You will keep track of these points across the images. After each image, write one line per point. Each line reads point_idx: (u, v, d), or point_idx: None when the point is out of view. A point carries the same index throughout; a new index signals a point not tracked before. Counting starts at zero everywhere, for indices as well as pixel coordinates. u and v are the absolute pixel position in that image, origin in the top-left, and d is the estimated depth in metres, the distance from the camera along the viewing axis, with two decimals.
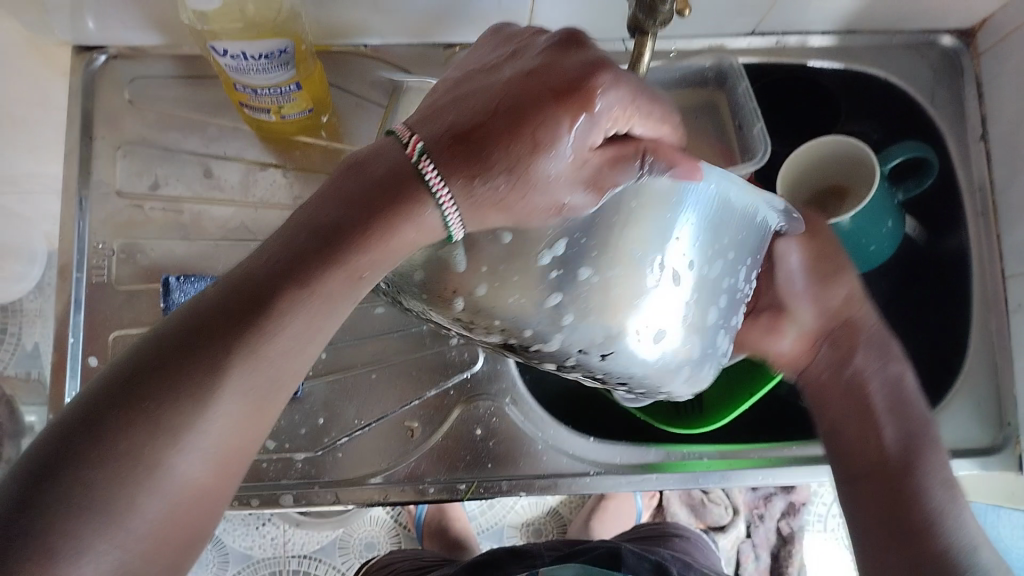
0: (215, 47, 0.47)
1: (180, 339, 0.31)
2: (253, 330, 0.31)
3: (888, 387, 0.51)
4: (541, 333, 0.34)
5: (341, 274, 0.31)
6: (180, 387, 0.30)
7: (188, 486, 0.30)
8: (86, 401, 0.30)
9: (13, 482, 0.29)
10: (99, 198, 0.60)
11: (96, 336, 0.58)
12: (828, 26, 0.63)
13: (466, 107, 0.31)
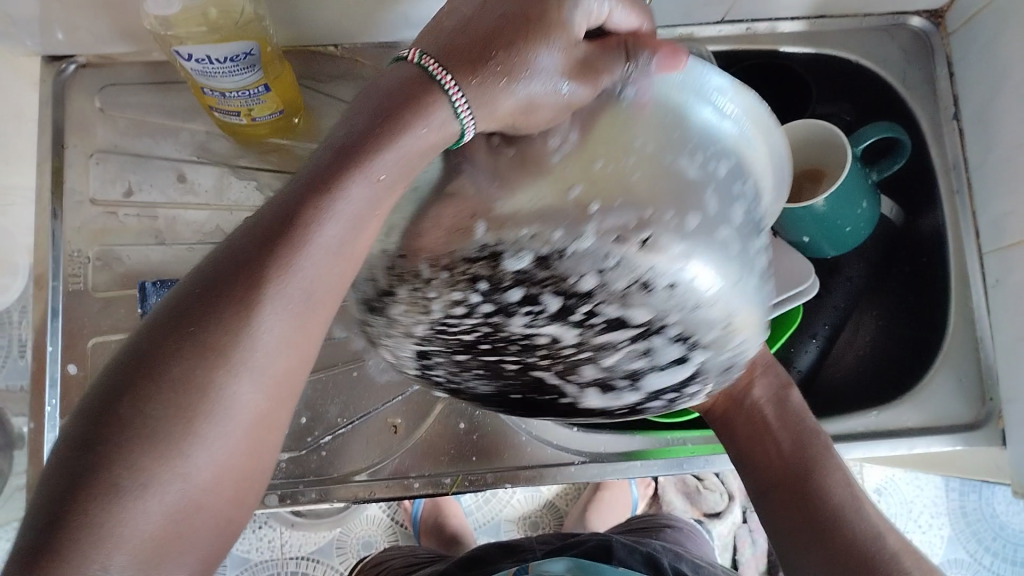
0: (180, 51, 0.47)
1: (217, 275, 0.30)
2: (292, 248, 0.29)
3: (781, 406, 0.50)
4: (573, 239, 0.32)
5: (365, 181, 0.30)
6: (219, 318, 0.29)
7: (247, 417, 0.29)
8: (131, 347, 0.29)
9: (77, 429, 0.28)
10: (73, 207, 0.60)
11: (75, 344, 0.58)
12: (797, 12, 0.63)
13: (456, 18, 0.32)
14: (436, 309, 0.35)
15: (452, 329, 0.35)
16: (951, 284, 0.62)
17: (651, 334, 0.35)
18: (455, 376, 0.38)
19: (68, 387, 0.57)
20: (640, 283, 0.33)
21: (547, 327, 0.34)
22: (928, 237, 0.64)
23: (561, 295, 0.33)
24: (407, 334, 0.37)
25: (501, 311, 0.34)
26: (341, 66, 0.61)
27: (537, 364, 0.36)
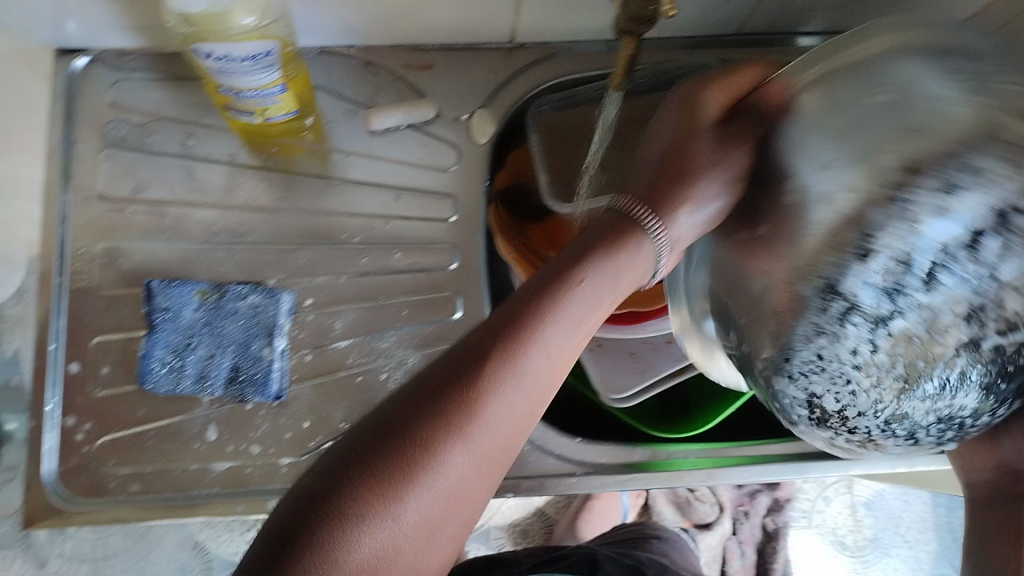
0: (199, 49, 0.46)
1: (468, 349, 0.35)
2: (529, 328, 0.36)
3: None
4: (843, 284, 0.37)
5: (584, 278, 0.38)
6: (475, 382, 0.34)
7: (485, 469, 0.34)
8: (394, 397, 0.35)
9: (329, 458, 0.33)
10: (79, 202, 0.59)
11: (77, 342, 0.57)
12: (815, 27, 0.63)
13: (644, 168, 0.44)
14: (836, 393, 0.39)
15: (860, 401, 0.38)
16: None
17: (1004, 297, 0.34)
18: (922, 436, 0.38)
19: (69, 385, 0.56)
20: (952, 224, 0.35)
21: (997, 264, 0.34)
22: None
23: (899, 283, 0.36)
24: (905, 445, 0.39)
25: (856, 349, 0.38)
26: (357, 67, 0.61)
27: (963, 330, 0.35)
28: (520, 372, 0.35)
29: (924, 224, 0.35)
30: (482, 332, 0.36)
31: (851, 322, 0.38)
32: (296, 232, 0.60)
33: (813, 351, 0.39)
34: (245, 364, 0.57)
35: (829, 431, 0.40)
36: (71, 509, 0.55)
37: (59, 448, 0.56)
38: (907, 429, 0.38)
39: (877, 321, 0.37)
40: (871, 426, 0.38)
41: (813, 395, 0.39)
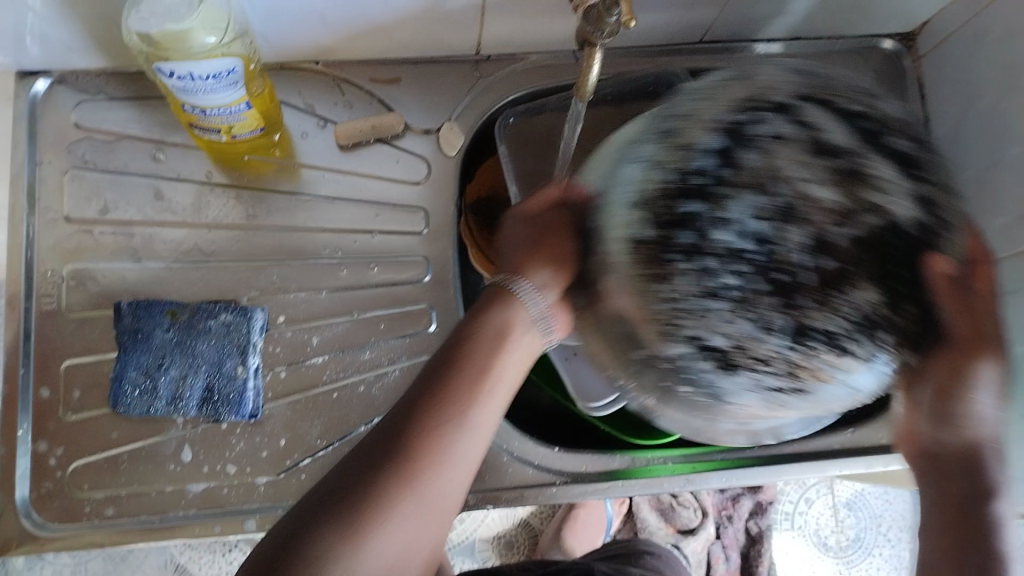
0: (161, 68, 0.46)
1: (413, 404, 0.42)
2: (466, 383, 0.43)
3: (987, 508, 0.45)
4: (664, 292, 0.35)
5: (503, 339, 0.45)
6: (400, 428, 0.40)
7: (433, 490, 0.39)
8: (353, 452, 0.40)
9: (301, 508, 0.38)
10: (45, 225, 0.58)
11: (47, 367, 0.57)
12: (775, 34, 0.64)
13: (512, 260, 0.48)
14: (717, 328, 0.34)
15: (745, 323, 0.33)
16: None
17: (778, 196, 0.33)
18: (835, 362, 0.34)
19: (39, 411, 0.56)
20: (715, 168, 0.34)
21: (778, 158, 0.34)
22: None
23: (699, 204, 0.34)
24: (837, 356, 0.34)
25: (718, 275, 0.33)
26: (323, 83, 0.61)
27: (792, 218, 0.32)
28: (440, 407, 0.41)
29: (684, 159, 0.35)
30: (424, 387, 0.43)
31: (675, 258, 0.34)
32: (268, 249, 0.60)
33: (662, 304, 0.35)
34: (218, 383, 0.56)
35: (743, 375, 0.35)
36: (45, 534, 0.54)
37: (32, 472, 0.55)
38: (816, 332, 0.33)
39: (697, 248, 0.34)
40: (788, 354, 0.34)
41: (697, 342, 0.35)
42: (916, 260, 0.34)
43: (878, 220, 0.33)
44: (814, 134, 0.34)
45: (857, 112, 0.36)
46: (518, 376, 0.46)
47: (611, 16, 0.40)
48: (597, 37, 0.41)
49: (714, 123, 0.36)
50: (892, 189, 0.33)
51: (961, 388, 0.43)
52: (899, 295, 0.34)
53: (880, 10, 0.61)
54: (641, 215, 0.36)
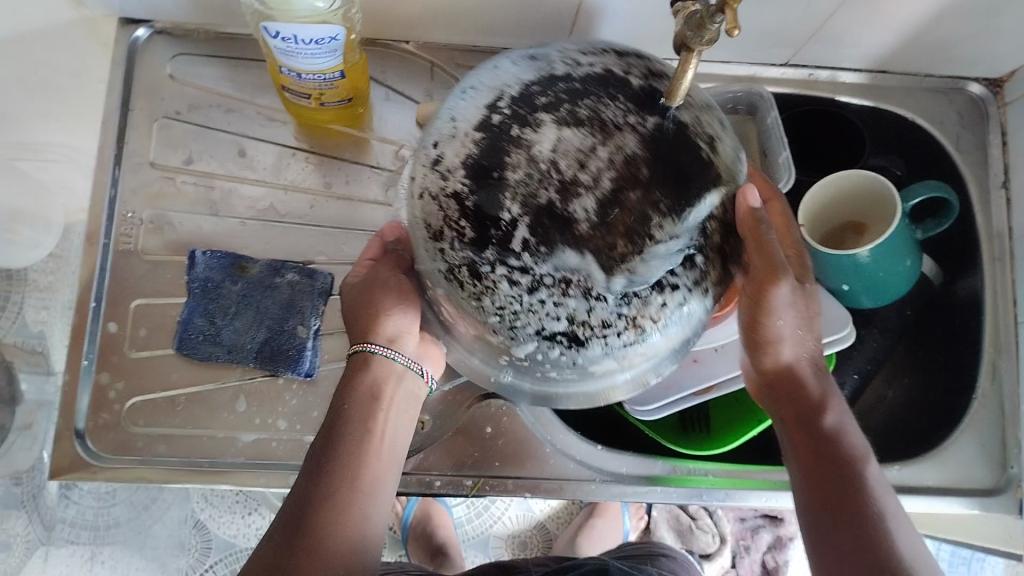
0: (267, 28, 0.47)
1: (310, 479, 0.46)
2: (351, 451, 0.47)
3: (823, 419, 0.47)
4: (506, 302, 0.37)
5: (381, 401, 0.49)
6: (297, 509, 0.45)
7: (336, 557, 0.44)
8: (270, 537, 0.45)
9: None
10: (132, 168, 0.61)
11: (118, 303, 0.59)
12: (860, 65, 0.64)
13: (353, 324, 0.51)
14: (552, 312, 0.36)
15: (574, 296, 0.36)
16: (983, 347, 0.62)
17: (547, 182, 0.35)
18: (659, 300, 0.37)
19: (105, 345, 0.58)
20: (498, 175, 0.36)
21: (535, 141, 0.36)
22: (967, 303, 0.64)
23: (488, 215, 0.35)
24: (666, 295, 0.37)
25: (532, 269, 0.35)
26: (413, 63, 0.63)
27: (570, 197, 0.35)
28: (334, 480, 0.46)
29: (457, 182, 0.37)
30: (317, 460, 0.47)
31: (488, 269, 0.36)
32: (338, 217, 0.61)
33: (499, 310, 0.37)
34: (278, 339, 0.58)
35: (592, 347, 0.38)
36: (98, 464, 0.56)
37: (90, 405, 0.57)
38: (638, 280, 0.36)
39: (505, 250, 0.35)
40: (617, 310, 0.36)
41: (546, 329, 0.37)
42: (694, 180, 0.37)
43: (642, 163, 0.36)
44: (553, 109, 0.37)
45: (588, 76, 0.38)
46: (403, 425, 0.51)
47: (716, 19, 0.34)
48: (695, 44, 0.35)
49: (468, 133, 0.38)
50: (639, 134, 0.36)
51: (768, 311, 0.46)
52: (693, 217, 0.37)
53: (971, 52, 0.61)
54: (449, 241, 0.37)
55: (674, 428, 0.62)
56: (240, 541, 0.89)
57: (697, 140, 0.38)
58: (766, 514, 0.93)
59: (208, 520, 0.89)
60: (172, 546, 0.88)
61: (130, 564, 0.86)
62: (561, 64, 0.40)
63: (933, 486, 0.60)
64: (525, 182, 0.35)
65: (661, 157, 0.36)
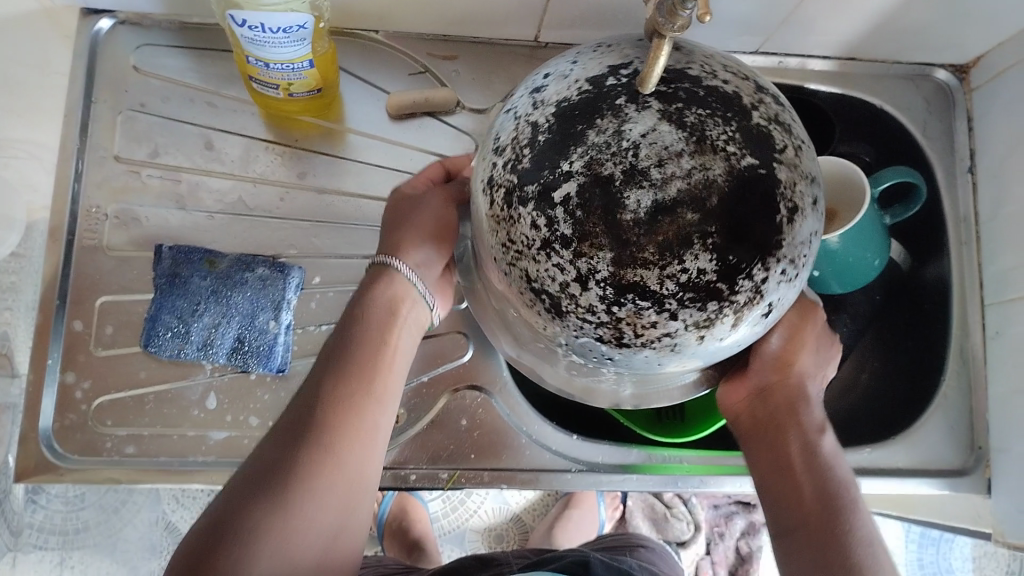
0: (234, 15, 0.46)
1: (320, 377, 0.45)
2: (363, 357, 0.46)
3: (817, 447, 0.47)
4: (511, 232, 0.34)
5: (395, 321, 0.48)
6: (308, 404, 0.44)
7: (350, 456, 0.43)
8: (275, 429, 0.44)
9: (240, 483, 0.41)
10: (95, 161, 0.59)
11: (83, 300, 0.58)
12: (829, 52, 0.65)
13: (391, 231, 0.51)
14: (550, 272, 0.33)
15: (580, 268, 0.32)
16: (951, 329, 0.64)
17: (630, 159, 0.30)
18: (655, 329, 0.33)
19: (70, 343, 0.57)
20: (576, 131, 0.32)
21: (627, 121, 0.31)
22: (933, 287, 0.65)
23: (554, 157, 0.32)
24: (663, 320, 0.33)
25: (554, 222, 0.32)
26: (383, 53, 0.62)
27: (631, 183, 0.30)
28: (345, 382, 0.45)
29: (542, 116, 0.34)
30: (329, 361, 0.46)
31: (521, 203, 0.33)
32: (308, 210, 0.60)
33: (506, 244, 0.34)
34: (249, 335, 0.57)
35: (570, 321, 0.34)
36: (64, 465, 0.55)
37: (56, 404, 0.56)
38: (644, 290, 0.31)
39: (545, 194, 0.32)
40: (606, 304, 0.32)
41: (535, 282, 0.34)
42: (761, 231, 0.32)
43: (717, 193, 0.31)
44: (661, 98, 0.32)
45: (714, 90, 0.33)
46: (411, 346, 0.50)
47: (687, 6, 0.31)
48: (665, 31, 0.32)
49: (579, 82, 0.34)
50: (733, 166, 0.31)
51: (795, 334, 0.47)
52: (734, 266, 0.32)
53: (936, 40, 0.62)
54: (505, 160, 0.35)
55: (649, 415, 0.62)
56: None
57: (781, 203, 0.32)
58: (739, 501, 0.94)
59: (179, 521, 0.86)
60: (144, 548, 0.85)
61: (99, 568, 0.85)
62: (700, 66, 0.35)
63: (902, 470, 0.61)
64: (593, 149, 0.31)
65: (744, 198, 0.31)
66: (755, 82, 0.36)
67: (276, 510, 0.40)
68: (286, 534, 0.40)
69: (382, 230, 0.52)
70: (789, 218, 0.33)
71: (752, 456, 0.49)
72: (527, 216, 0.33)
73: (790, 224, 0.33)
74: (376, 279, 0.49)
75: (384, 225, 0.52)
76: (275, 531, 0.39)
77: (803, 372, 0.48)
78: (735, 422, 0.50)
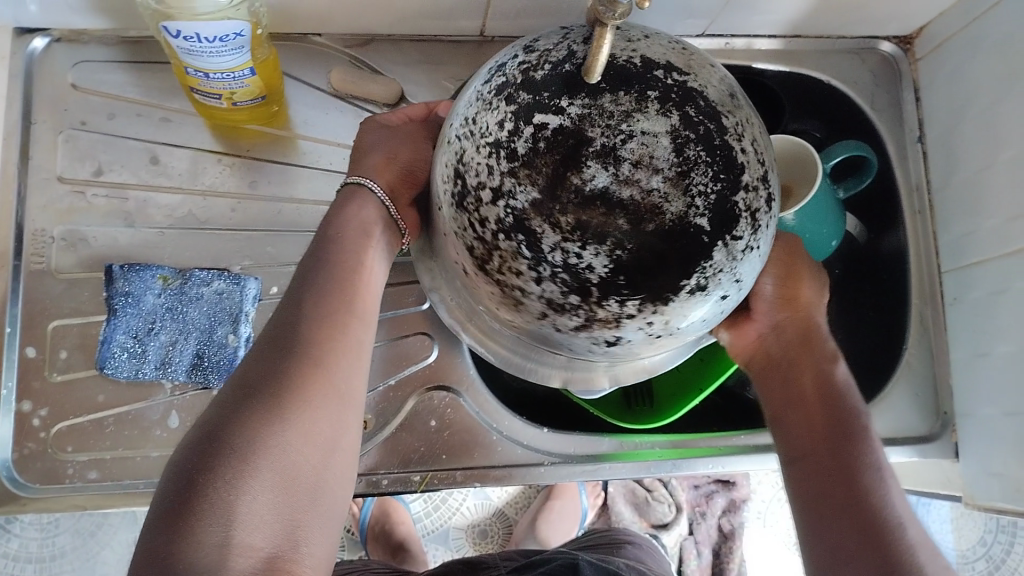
0: (168, 27, 0.46)
1: (298, 299, 0.44)
2: (339, 276, 0.45)
3: (833, 378, 0.47)
4: (475, 113, 0.36)
5: (369, 242, 0.47)
6: (288, 324, 0.43)
7: (338, 373, 0.41)
8: (255, 354, 0.42)
9: (227, 404, 0.39)
10: (39, 183, 0.58)
11: (35, 326, 0.56)
12: (774, 31, 0.65)
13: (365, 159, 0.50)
14: (478, 166, 0.34)
15: (502, 185, 0.33)
16: (910, 297, 0.64)
17: (615, 145, 0.31)
18: (506, 277, 0.35)
19: (24, 370, 0.56)
20: (581, 95, 0.32)
21: (638, 113, 0.32)
22: (890, 256, 0.66)
23: (563, 94, 0.32)
24: (528, 277, 0.34)
25: (516, 140, 0.33)
26: (326, 56, 0.61)
27: (600, 158, 0.31)
28: (325, 298, 0.43)
29: (584, 51, 0.34)
30: (305, 282, 0.45)
31: (511, 103, 0.34)
32: (261, 220, 0.59)
33: (469, 120, 0.35)
34: (209, 350, 0.57)
35: (461, 216, 0.36)
36: (26, 495, 0.54)
37: (14, 434, 0.55)
38: (533, 244, 0.33)
39: (529, 113, 0.33)
40: (496, 236, 0.34)
41: (462, 163, 0.35)
42: (667, 277, 0.33)
43: (654, 221, 0.31)
44: (683, 117, 0.32)
45: (730, 147, 0.33)
46: (383, 270, 0.48)
47: None
48: (607, 19, 0.31)
49: (634, 56, 0.34)
50: (686, 215, 0.32)
51: (792, 282, 0.46)
52: (615, 286, 0.33)
53: (878, 12, 0.62)
54: (525, 57, 0.36)
55: (619, 403, 0.62)
56: None
57: (698, 273, 0.33)
58: (718, 480, 0.94)
59: None
60: (123, 569, 0.83)
61: None
62: (732, 115, 0.34)
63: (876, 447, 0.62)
64: (585, 119, 0.31)
65: (675, 239, 0.32)
66: (766, 173, 0.35)
67: (271, 421, 0.38)
68: (281, 449, 0.38)
69: (354, 156, 0.51)
70: (690, 290, 0.34)
71: (765, 391, 0.49)
72: (497, 121, 0.34)
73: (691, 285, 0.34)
74: (350, 197, 0.48)
75: (356, 151, 0.51)
76: (269, 444, 0.37)
77: (815, 306, 0.49)
78: (746, 364, 0.51)
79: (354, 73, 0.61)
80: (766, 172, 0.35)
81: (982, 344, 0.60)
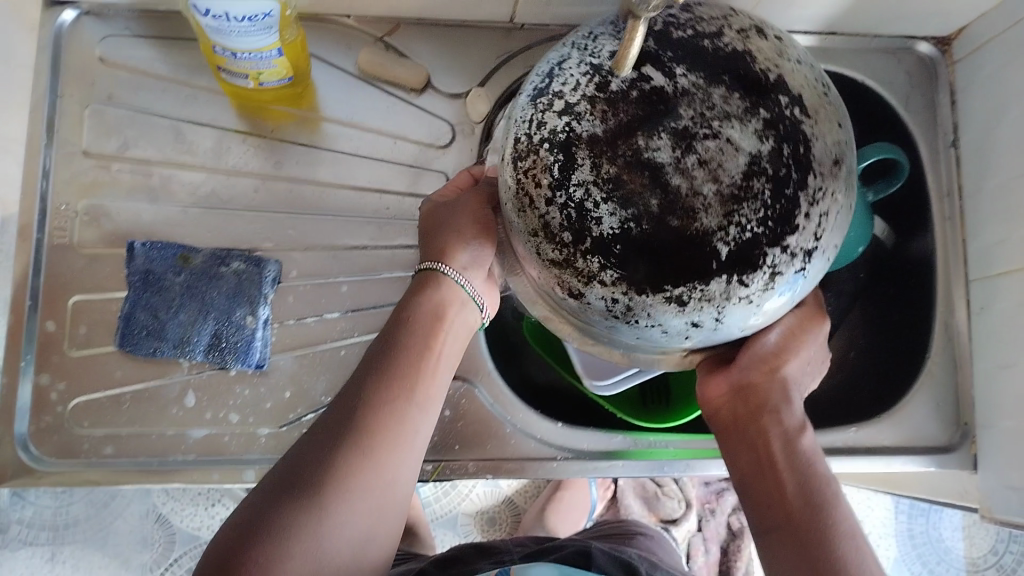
0: (197, 4, 0.45)
1: (365, 380, 0.45)
2: (408, 364, 0.45)
3: (798, 445, 0.45)
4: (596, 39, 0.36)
5: (437, 326, 0.47)
6: (352, 405, 0.44)
7: (386, 467, 0.43)
8: (315, 431, 0.44)
9: (274, 485, 0.41)
10: (63, 157, 0.58)
11: (56, 299, 0.56)
12: (810, 27, 0.64)
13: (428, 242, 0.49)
14: (569, 77, 0.35)
15: (576, 104, 0.33)
16: (936, 303, 0.63)
17: (698, 135, 0.32)
18: (523, 183, 0.35)
19: (45, 343, 0.56)
20: (692, 79, 0.33)
21: (735, 121, 0.32)
22: (919, 261, 0.65)
23: (682, 68, 0.33)
24: (543, 191, 0.34)
25: (611, 83, 0.33)
26: (354, 38, 0.61)
27: (676, 138, 0.32)
28: (388, 387, 0.44)
29: (730, 43, 0.34)
30: (377, 364, 0.45)
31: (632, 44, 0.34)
32: (283, 202, 0.59)
33: (588, 43, 0.36)
34: (226, 330, 0.57)
35: (524, 105, 0.36)
36: (42, 468, 0.55)
37: (32, 406, 0.55)
38: (564, 168, 0.33)
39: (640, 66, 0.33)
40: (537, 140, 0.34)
41: (559, 65, 0.36)
42: (659, 274, 0.33)
43: (680, 217, 0.31)
44: (775, 149, 0.32)
45: (795, 204, 0.33)
46: (456, 352, 0.49)
47: None
48: (641, 13, 0.31)
49: (771, 70, 0.34)
50: (711, 232, 0.32)
51: (778, 356, 0.45)
52: (603, 247, 0.33)
53: (918, 11, 0.61)
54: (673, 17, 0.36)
55: (635, 399, 0.61)
56: (204, 533, 0.85)
57: (692, 291, 0.33)
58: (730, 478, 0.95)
59: (170, 513, 0.85)
60: (135, 541, 0.84)
61: (91, 562, 0.83)
62: (820, 178, 0.33)
63: (894, 455, 0.61)
64: (681, 105, 0.32)
65: (685, 250, 0.32)
66: (813, 250, 0.34)
67: (310, 516, 0.40)
68: (313, 547, 0.40)
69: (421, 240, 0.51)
70: (668, 298, 0.33)
71: (731, 453, 0.47)
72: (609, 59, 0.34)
73: (672, 294, 0.33)
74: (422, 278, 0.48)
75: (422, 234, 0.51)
76: (300, 542, 0.39)
77: (789, 377, 0.46)
78: (715, 418, 0.48)
79: (382, 54, 0.60)
80: (815, 248, 0.34)
81: (1006, 356, 0.58)
